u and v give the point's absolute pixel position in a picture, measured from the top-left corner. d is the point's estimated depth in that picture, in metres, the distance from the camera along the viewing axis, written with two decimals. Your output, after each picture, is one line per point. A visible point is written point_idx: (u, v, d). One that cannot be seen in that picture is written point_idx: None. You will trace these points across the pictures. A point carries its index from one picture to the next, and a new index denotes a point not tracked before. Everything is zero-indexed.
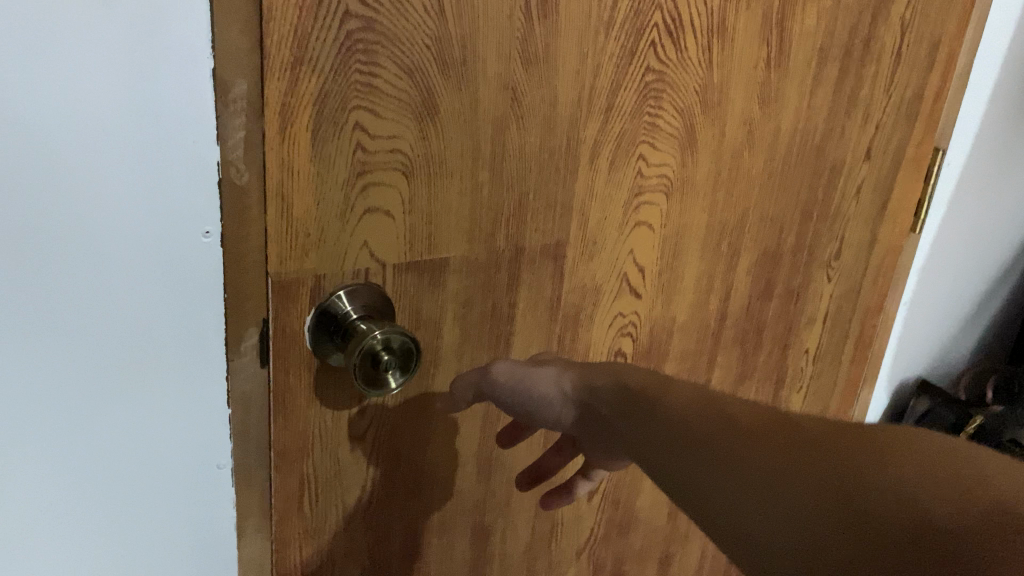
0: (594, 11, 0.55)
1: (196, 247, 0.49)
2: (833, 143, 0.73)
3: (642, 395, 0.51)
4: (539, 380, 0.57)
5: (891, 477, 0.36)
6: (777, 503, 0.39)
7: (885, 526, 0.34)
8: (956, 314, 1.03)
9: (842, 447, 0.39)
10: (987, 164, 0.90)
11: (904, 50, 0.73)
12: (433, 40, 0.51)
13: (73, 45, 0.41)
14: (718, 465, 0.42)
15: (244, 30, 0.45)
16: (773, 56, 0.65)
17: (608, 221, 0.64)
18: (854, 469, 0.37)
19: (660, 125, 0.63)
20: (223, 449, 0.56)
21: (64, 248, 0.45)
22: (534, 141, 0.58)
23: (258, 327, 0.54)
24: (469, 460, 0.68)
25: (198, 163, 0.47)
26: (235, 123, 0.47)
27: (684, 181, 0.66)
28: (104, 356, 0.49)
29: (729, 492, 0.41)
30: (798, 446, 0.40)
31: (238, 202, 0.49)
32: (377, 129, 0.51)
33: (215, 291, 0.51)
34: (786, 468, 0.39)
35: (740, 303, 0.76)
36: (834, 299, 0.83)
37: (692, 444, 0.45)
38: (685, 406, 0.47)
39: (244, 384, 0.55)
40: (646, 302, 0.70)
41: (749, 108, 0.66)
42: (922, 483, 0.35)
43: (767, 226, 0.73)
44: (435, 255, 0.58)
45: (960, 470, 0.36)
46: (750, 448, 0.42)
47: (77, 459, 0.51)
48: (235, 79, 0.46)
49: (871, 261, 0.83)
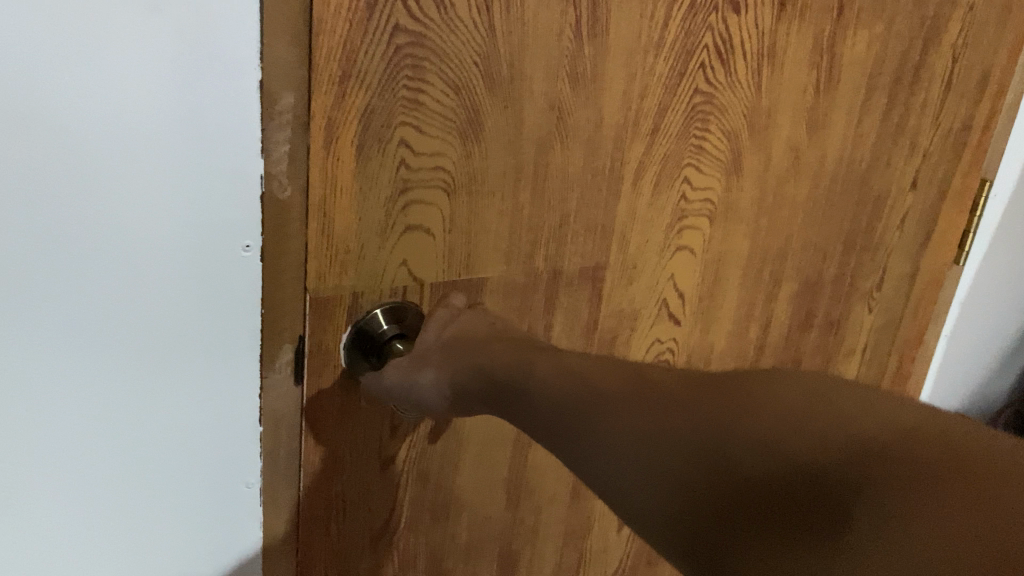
0: (644, 31, 0.54)
1: (234, 262, 0.48)
2: (878, 172, 0.71)
3: (514, 372, 0.45)
4: (418, 384, 0.52)
5: (771, 433, 0.31)
6: (650, 462, 0.33)
7: (766, 488, 0.30)
8: (1003, 350, 0.99)
9: (714, 403, 0.33)
10: None
11: (954, 78, 0.71)
12: (482, 57, 0.50)
13: (119, 53, 0.40)
14: (594, 423, 0.37)
15: (293, 43, 0.45)
16: (822, 82, 0.63)
17: (650, 244, 0.63)
18: (739, 432, 0.32)
19: (706, 148, 0.61)
20: (252, 466, 0.55)
21: (100, 259, 0.44)
22: (577, 162, 0.56)
23: (294, 344, 0.53)
24: (500, 487, 0.66)
25: (240, 176, 0.46)
26: (281, 136, 0.46)
27: (728, 206, 0.65)
28: (136, 370, 0.48)
29: (602, 450, 0.36)
30: (667, 404, 0.35)
31: (280, 217, 0.48)
32: (421, 146, 0.51)
33: (251, 306, 0.50)
34: (660, 433, 0.34)
35: (779, 333, 0.74)
36: (873, 331, 0.81)
37: (570, 402, 0.39)
38: (559, 370, 0.42)
39: (276, 401, 0.54)
40: (685, 329, 0.69)
41: (795, 134, 0.65)
42: (800, 435, 0.30)
43: (809, 254, 0.71)
44: (473, 275, 0.57)
45: (841, 412, 0.31)
46: (621, 404, 0.36)
47: (104, 474, 0.50)
48: (282, 92, 0.45)
49: (912, 293, 0.81)
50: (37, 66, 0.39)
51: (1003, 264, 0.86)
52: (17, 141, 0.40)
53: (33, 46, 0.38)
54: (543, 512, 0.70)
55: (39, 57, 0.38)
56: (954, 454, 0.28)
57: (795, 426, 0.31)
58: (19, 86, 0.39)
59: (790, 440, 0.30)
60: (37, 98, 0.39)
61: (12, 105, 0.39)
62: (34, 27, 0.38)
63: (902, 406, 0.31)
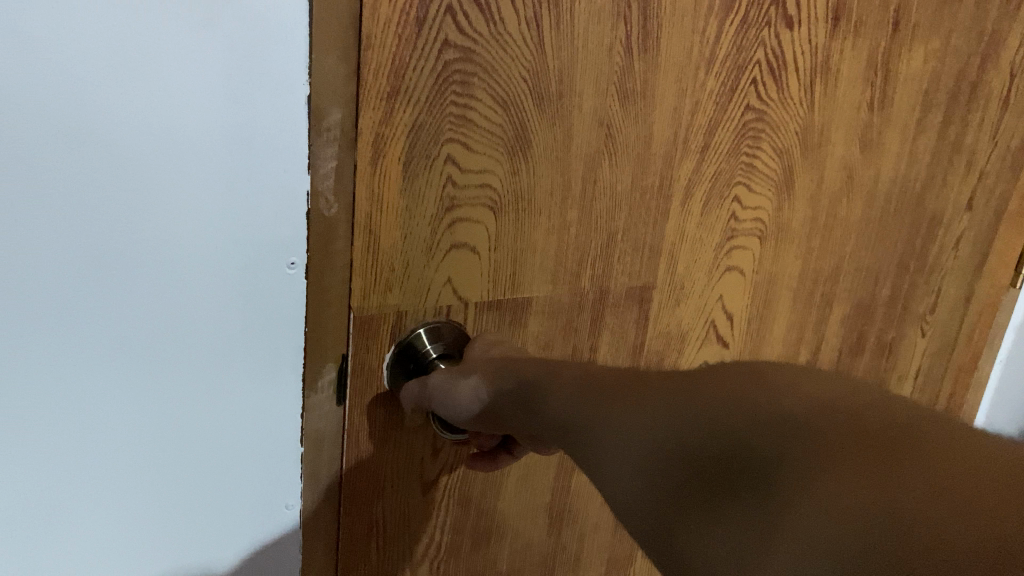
0: (695, 47, 0.53)
1: (279, 278, 0.47)
2: (933, 192, 0.69)
3: (537, 381, 0.44)
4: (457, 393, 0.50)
5: (712, 404, 0.31)
6: (623, 449, 0.33)
7: (707, 461, 0.29)
8: None
9: (675, 392, 0.33)
10: None
11: (1012, 96, 0.69)
12: (531, 73, 0.49)
13: (170, 67, 0.40)
14: (582, 424, 0.37)
15: (341, 57, 0.44)
16: (876, 100, 0.62)
17: (698, 264, 0.61)
18: (688, 409, 0.31)
19: (758, 166, 0.60)
20: (292, 489, 0.54)
21: (145, 272, 0.43)
22: (626, 179, 0.55)
23: (337, 363, 0.52)
24: (542, 512, 0.65)
25: (287, 191, 0.45)
26: (327, 152, 0.46)
27: (779, 226, 0.63)
28: (180, 385, 0.47)
29: (590, 446, 0.36)
30: (639, 398, 0.35)
31: (326, 234, 0.47)
32: (468, 163, 0.50)
33: (295, 323, 0.49)
34: (633, 424, 0.34)
35: (830, 357, 0.72)
36: (926, 355, 0.78)
37: (566, 407, 0.39)
38: (576, 375, 0.41)
39: (319, 421, 0.53)
40: (732, 351, 0.67)
41: (849, 153, 0.63)
42: (738, 403, 0.30)
43: (861, 275, 0.69)
44: (518, 295, 0.56)
45: (783, 389, 0.30)
46: (603, 404, 0.37)
47: (145, 492, 0.49)
48: (331, 108, 0.45)
49: (967, 317, 0.78)
50: (87, 76, 0.38)
51: None
52: (65, 152, 0.39)
53: (86, 62, 0.38)
54: (585, 540, 0.68)
55: (92, 74, 0.38)
56: (886, 426, 0.26)
57: (732, 401, 0.30)
58: (70, 98, 0.38)
59: (729, 419, 0.30)
60: (88, 112, 0.39)
61: (62, 115, 0.38)
62: (87, 37, 0.37)
63: (853, 385, 0.30)
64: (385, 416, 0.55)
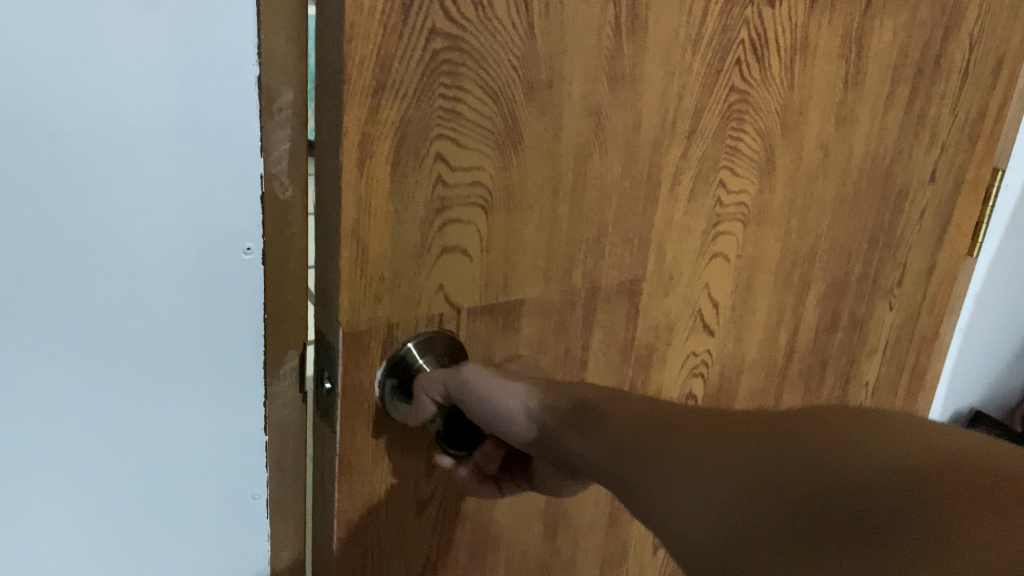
0: (682, 28, 0.51)
1: (236, 263, 0.47)
2: (901, 166, 0.69)
3: (597, 404, 0.41)
4: (504, 395, 0.46)
5: (812, 446, 0.29)
6: (693, 483, 0.32)
7: (807, 502, 0.28)
8: None
9: (763, 435, 0.31)
10: None
11: (973, 67, 0.69)
12: (520, 61, 0.46)
13: (116, 55, 0.39)
14: (639, 459, 0.35)
15: (291, 37, 0.43)
16: (851, 75, 0.61)
17: (685, 253, 0.59)
18: (778, 448, 0.30)
19: (742, 149, 0.58)
20: (258, 478, 0.55)
21: (99, 265, 0.43)
22: (616, 169, 0.53)
23: (299, 350, 0.52)
24: (537, 520, 0.61)
25: (240, 177, 0.45)
26: (280, 135, 0.45)
27: (761, 209, 0.62)
28: (141, 381, 0.47)
29: (647, 480, 0.34)
30: (717, 440, 0.33)
31: (281, 215, 0.47)
32: (458, 160, 0.46)
33: (253, 310, 0.49)
34: (705, 468, 0.32)
35: (808, 336, 0.71)
36: (894, 328, 0.79)
37: (621, 444, 0.37)
38: (637, 408, 0.39)
39: (282, 408, 0.53)
40: (718, 339, 0.65)
41: (826, 130, 0.62)
42: (840, 448, 0.29)
43: (836, 253, 0.69)
44: (510, 297, 0.52)
45: (885, 438, 0.29)
46: (668, 437, 0.35)
47: (112, 492, 0.49)
48: (280, 89, 0.44)
49: (929, 289, 0.79)
50: (34, 64, 0.38)
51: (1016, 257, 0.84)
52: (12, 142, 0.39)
53: (28, 50, 0.37)
54: (581, 547, 0.65)
55: (35, 61, 0.38)
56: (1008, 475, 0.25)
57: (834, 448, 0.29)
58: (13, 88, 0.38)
59: (828, 466, 0.28)
60: (34, 100, 0.38)
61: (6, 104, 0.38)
62: (30, 24, 0.37)
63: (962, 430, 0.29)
64: (377, 439, 0.51)
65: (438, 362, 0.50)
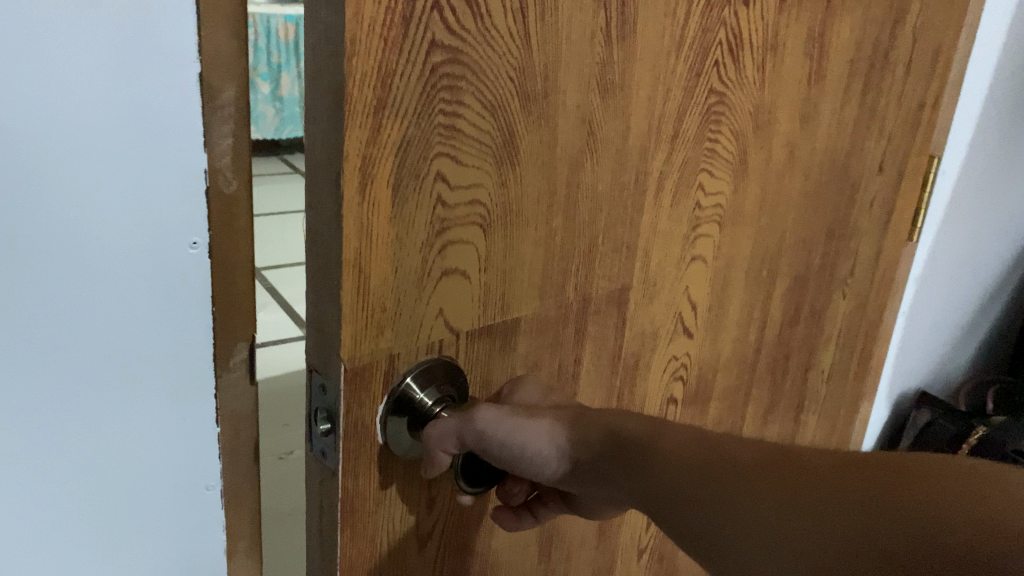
0: (667, 31, 0.50)
1: (186, 264, 0.44)
2: (854, 159, 0.71)
3: (636, 442, 0.43)
4: (531, 436, 0.46)
5: (868, 494, 0.33)
6: (763, 530, 0.35)
7: (872, 551, 0.32)
8: (965, 325, 0.99)
9: (818, 485, 0.35)
10: (986, 175, 0.87)
11: (916, 59, 0.71)
12: (517, 71, 0.44)
13: (50, 45, 0.37)
14: (705, 504, 0.38)
15: (233, 35, 0.40)
16: (813, 72, 0.62)
17: (669, 258, 0.58)
18: (837, 496, 0.34)
19: (719, 151, 0.58)
20: (211, 469, 0.50)
21: (49, 271, 0.41)
22: (606, 178, 0.51)
23: (250, 342, 0.47)
24: (532, 539, 0.60)
25: (185, 172, 0.42)
26: (223, 130, 0.42)
27: (735, 208, 0.62)
28: (88, 391, 0.44)
29: (717, 523, 0.37)
30: (778, 485, 0.36)
31: (227, 212, 0.44)
32: (458, 179, 0.44)
33: (205, 311, 0.45)
34: (771, 517, 0.35)
35: (773, 330, 0.72)
36: (846, 315, 0.81)
37: (682, 487, 0.40)
38: (683, 444, 0.42)
39: (233, 401, 0.48)
40: (697, 340, 0.65)
41: (791, 127, 0.63)
42: (894, 493, 0.33)
43: (798, 247, 0.70)
44: (508, 316, 0.50)
45: (936, 482, 0.32)
46: (731, 480, 0.38)
47: (57, 511, 0.46)
48: (224, 84, 0.41)
49: (877, 275, 0.81)
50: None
51: (953, 237, 0.88)
52: None
53: None
54: (573, 561, 0.64)
55: None
56: None
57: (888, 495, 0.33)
58: None
59: (886, 514, 0.32)
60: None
61: None
62: None
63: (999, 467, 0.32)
64: (380, 479, 0.48)
65: (443, 394, 0.48)
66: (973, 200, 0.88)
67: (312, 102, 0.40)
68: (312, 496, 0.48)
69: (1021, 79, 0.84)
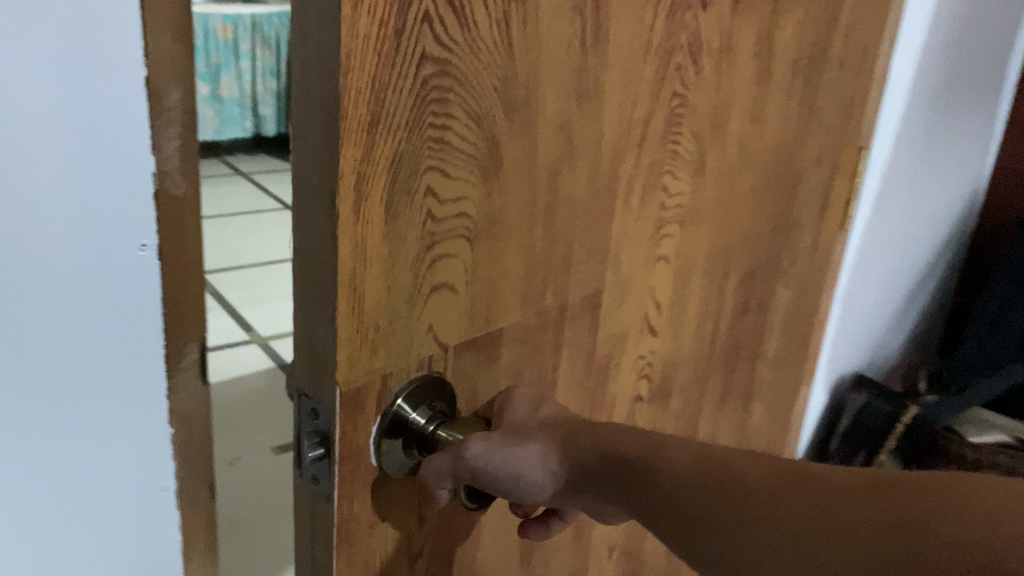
0: (636, 37, 0.51)
1: (132, 262, 0.45)
2: (795, 154, 0.73)
3: (631, 463, 0.44)
4: (522, 462, 0.46)
5: (883, 529, 0.35)
6: (778, 554, 0.37)
7: None
8: (891, 306, 1.05)
9: (846, 510, 0.36)
10: (909, 164, 0.92)
11: (848, 56, 0.74)
12: (501, 81, 0.44)
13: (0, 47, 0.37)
14: (717, 526, 0.40)
15: (175, 39, 0.42)
16: (762, 71, 0.64)
17: (636, 259, 0.59)
18: (851, 527, 0.36)
19: (680, 152, 0.59)
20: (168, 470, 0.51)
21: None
22: (581, 185, 0.51)
23: (199, 342, 0.49)
24: (513, 545, 0.60)
25: (133, 170, 0.43)
26: (170, 131, 0.44)
27: (694, 207, 0.63)
28: (39, 389, 0.45)
29: (731, 544, 0.39)
30: (806, 508, 0.37)
31: (176, 211, 0.46)
32: (447, 192, 0.43)
33: (153, 311, 0.47)
34: (785, 543, 0.37)
35: (726, 322, 0.74)
36: (788, 304, 0.83)
37: (693, 510, 0.41)
38: (685, 465, 0.42)
39: (187, 403, 0.50)
40: (661, 337, 0.66)
41: (742, 126, 0.64)
42: (909, 530, 0.34)
43: (748, 241, 0.72)
44: (492, 326, 0.50)
45: (951, 517, 0.34)
46: (742, 502, 0.39)
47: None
48: (169, 86, 0.43)
49: (815, 264, 0.84)
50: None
51: (880, 224, 0.92)
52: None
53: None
54: (550, 564, 0.64)
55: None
56: None
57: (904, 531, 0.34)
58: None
59: (904, 552, 0.34)
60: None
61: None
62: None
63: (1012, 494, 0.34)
64: (374, 503, 0.47)
65: (436, 413, 0.47)
66: (898, 188, 0.92)
67: (300, 118, 0.38)
68: (301, 523, 0.47)
69: (939, 73, 0.88)
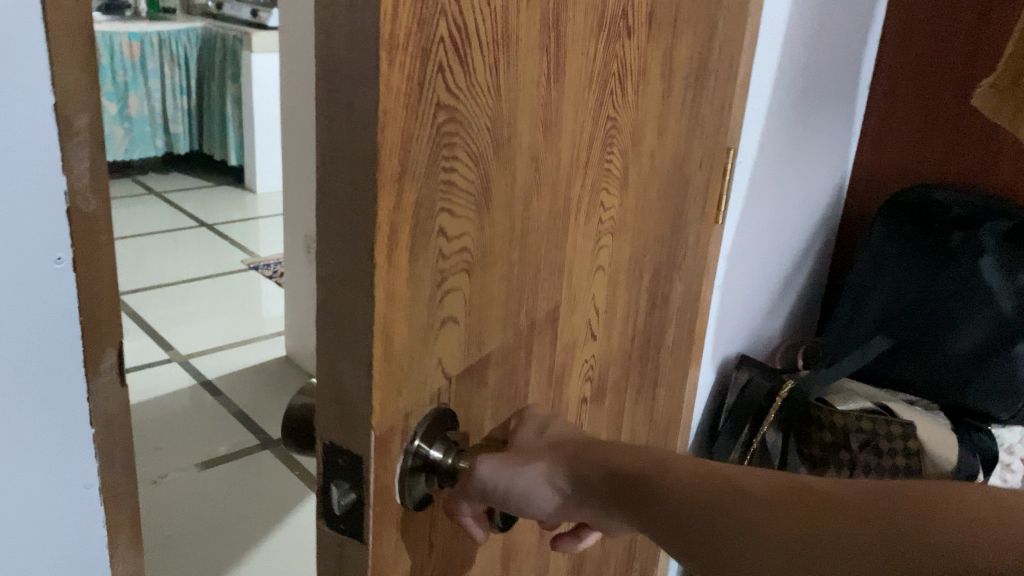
0: (584, 69, 0.54)
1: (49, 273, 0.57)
2: (686, 160, 0.80)
3: (637, 479, 0.48)
4: (532, 481, 0.50)
5: (875, 529, 0.39)
6: (780, 553, 0.41)
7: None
8: (767, 290, 1.16)
9: (839, 516, 0.40)
10: (774, 163, 1.03)
11: (722, 68, 0.82)
12: (491, 121, 0.46)
13: None
14: (722, 532, 0.43)
15: None
16: (665, 89, 0.70)
17: (583, 271, 0.63)
18: (846, 530, 0.39)
19: (612, 170, 0.64)
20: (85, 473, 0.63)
21: None
22: (545, 208, 0.55)
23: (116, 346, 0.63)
24: (495, 554, 0.62)
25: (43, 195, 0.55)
26: None
27: (621, 216, 0.68)
28: None
29: (735, 547, 0.43)
30: (806, 512, 0.41)
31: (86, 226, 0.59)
32: (453, 230, 0.45)
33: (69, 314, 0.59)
34: (787, 546, 0.41)
35: (642, 318, 0.80)
36: (682, 294, 0.91)
37: (699, 520, 0.44)
38: (692, 483, 0.46)
39: None
40: (599, 339, 0.70)
41: (652, 140, 0.70)
42: (899, 530, 0.38)
43: (655, 243, 0.78)
44: (482, 350, 0.52)
45: (935, 518, 0.38)
46: (745, 510, 0.43)
47: None
48: None
49: (700, 256, 0.92)
50: None
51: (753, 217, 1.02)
52: None
53: None
54: (521, 566, 0.67)
55: None
56: None
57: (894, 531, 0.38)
58: None
59: (895, 550, 0.38)
60: None
61: None
62: None
63: (988, 496, 0.38)
64: (396, 537, 0.47)
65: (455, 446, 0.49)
66: (766, 184, 1.03)
67: (330, 173, 0.39)
68: (327, 567, 0.47)
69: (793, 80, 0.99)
